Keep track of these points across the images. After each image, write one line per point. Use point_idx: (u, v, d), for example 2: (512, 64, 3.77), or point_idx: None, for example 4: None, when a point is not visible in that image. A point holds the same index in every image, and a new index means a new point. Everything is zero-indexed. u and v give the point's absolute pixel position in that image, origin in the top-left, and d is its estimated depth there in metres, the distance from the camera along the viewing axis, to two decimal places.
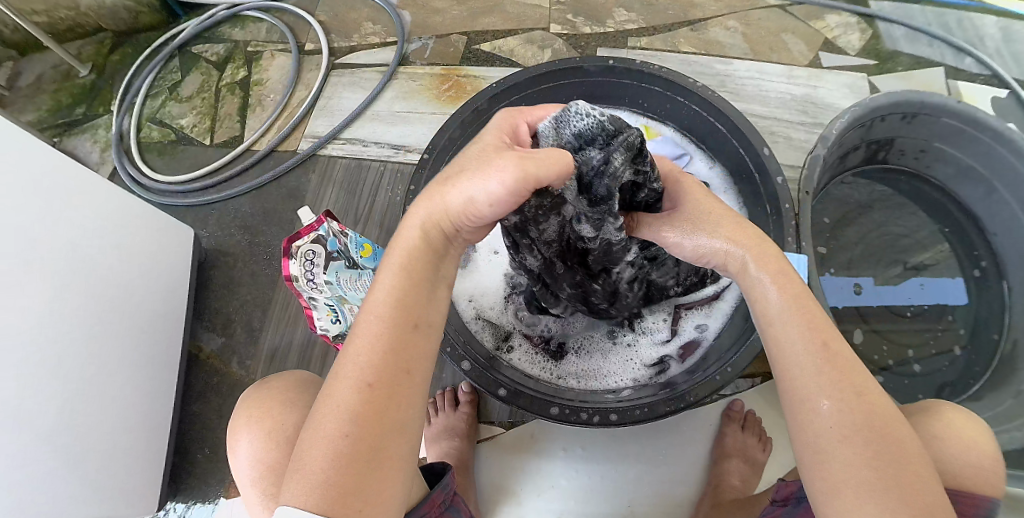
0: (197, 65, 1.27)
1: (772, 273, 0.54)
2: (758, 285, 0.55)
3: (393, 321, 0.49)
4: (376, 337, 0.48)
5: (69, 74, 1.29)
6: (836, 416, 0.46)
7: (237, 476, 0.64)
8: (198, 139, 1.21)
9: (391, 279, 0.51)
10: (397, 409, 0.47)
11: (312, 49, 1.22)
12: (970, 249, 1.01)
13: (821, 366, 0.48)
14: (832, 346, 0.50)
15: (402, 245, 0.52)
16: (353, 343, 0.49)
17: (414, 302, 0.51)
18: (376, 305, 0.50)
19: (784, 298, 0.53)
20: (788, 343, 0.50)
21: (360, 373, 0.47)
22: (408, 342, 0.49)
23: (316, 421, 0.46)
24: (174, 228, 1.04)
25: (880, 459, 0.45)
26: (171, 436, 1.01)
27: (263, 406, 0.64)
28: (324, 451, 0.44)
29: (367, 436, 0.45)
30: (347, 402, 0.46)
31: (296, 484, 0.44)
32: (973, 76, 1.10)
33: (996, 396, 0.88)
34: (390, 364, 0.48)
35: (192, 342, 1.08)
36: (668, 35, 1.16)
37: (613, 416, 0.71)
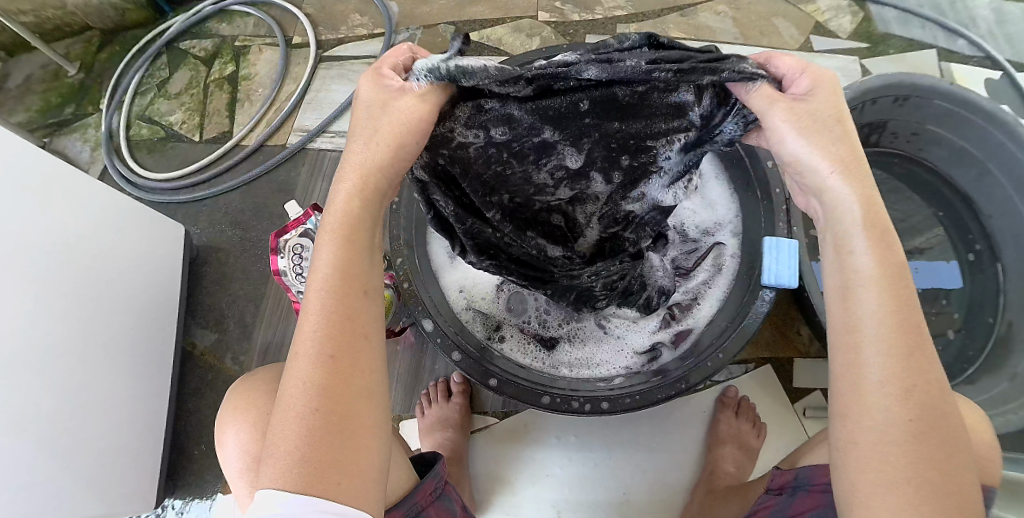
0: (185, 61, 1.26)
1: (870, 235, 0.44)
2: (848, 244, 0.45)
3: (342, 292, 0.46)
4: (326, 312, 0.45)
5: (58, 73, 1.28)
6: (899, 411, 0.42)
7: (226, 467, 0.64)
8: (187, 136, 1.20)
9: (331, 250, 0.47)
10: (357, 375, 0.45)
11: (300, 43, 1.22)
12: (964, 233, 1.00)
13: (896, 355, 0.42)
14: (911, 332, 0.43)
15: (338, 213, 0.48)
16: (302, 320, 0.46)
17: (360, 269, 0.47)
18: (322, 276, 0.46)
19: (876, 269, 0.44)
20: (865, 324, 0.44)
21: (313, 347, 0.44)
22: (360, 309, 0.47)
23: (282, 402, 0.44)
24: (164, 226, 1.03)
25: (933, 457, 0.41)
26: (167, 433, 1.01)
27: (251, 397, 0.64)
28: (296, 431, 0.43)
29: (330, 408, 0.43)
30: (308, 377, 0.44)
31: (272, 468, 0.43)
32: (966, 58, 1.10)
33: (991, 378, 0.88)
34: (343, 335, 0.45)
35: (186, 339, 1.08)
36: (658, 21, 1.15)
37: (605, 405, 0.71)
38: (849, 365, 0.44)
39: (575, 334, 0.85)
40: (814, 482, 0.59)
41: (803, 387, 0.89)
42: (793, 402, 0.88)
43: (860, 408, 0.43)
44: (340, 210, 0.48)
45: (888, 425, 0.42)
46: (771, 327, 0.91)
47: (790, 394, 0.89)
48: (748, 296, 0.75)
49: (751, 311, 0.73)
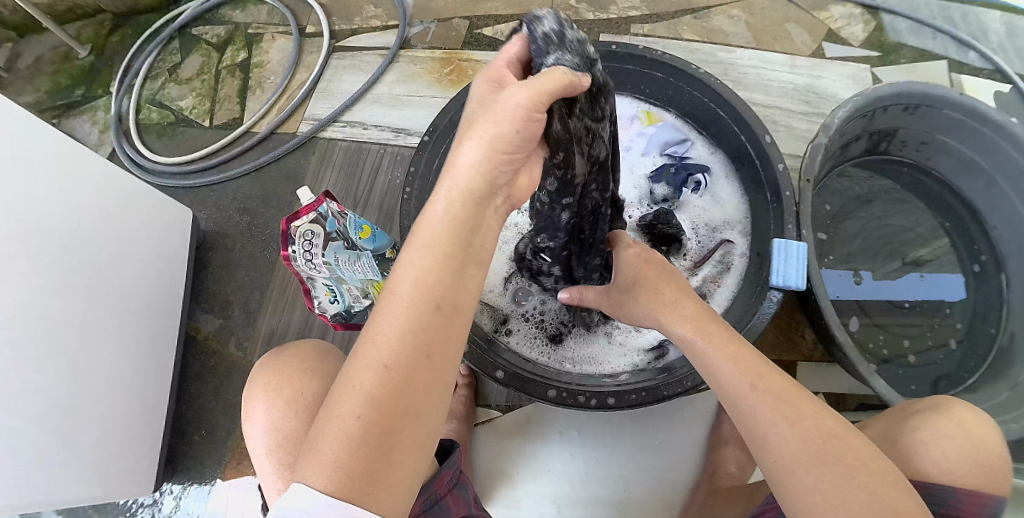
0: (197, 47, 1.26)
1: (689, 315, 0.62)
2: (687, 339, 0.60)
3: (421, 306, 0.43)
4: (401, 323, 0.43)
5: (69, 55, 1.28)
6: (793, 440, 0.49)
7: (253, 445, 0.64)
8: (197, 121, 1.20)
9: (421, 263, 0.44)
10: (417, 396, 0.42)
11: (313, 32, 1.22)
12: (970, 245, 1.01)
13: (761, 397, 0.52)
14: (761, 381, 0.54)
15: (433, 219, 0.46)
16: (379, 323, 0.44)
17: (442, 280, 0.44)
18: (399, 282, 0.44)
19: (714, 348, 0.57)
20: (725, 382, 0.55)
21: (380, 357, 0.42)
22: (435, 325, 0.44)
23: (334, 398, 0.42)
24: (172, 210, 1.03)
25: (845, 468, 0.47)
26: (168, 417, 1.01)
27: (285, 374, 0.65)
28: (340, 434, 0.41)
29: (378, 416, 0.41)
30: (366, 383, 0.42)
31: (310, 463, 0.41)
32: (977, 70, 1.10)
33: (992, 389, 0.88)
34: (412, 351, 0.43)
35: (189, 324, 1.08)
36: (672, 23, 1.15)
37: (610, 400, 0.71)
38: (751, 432, 0.52)
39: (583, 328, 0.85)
40: None
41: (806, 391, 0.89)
42: None
43: (768, 444, 0.51)
44: (432, 219, 0.46)
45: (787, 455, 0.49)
46: (775, 330, 0.91)
47: None
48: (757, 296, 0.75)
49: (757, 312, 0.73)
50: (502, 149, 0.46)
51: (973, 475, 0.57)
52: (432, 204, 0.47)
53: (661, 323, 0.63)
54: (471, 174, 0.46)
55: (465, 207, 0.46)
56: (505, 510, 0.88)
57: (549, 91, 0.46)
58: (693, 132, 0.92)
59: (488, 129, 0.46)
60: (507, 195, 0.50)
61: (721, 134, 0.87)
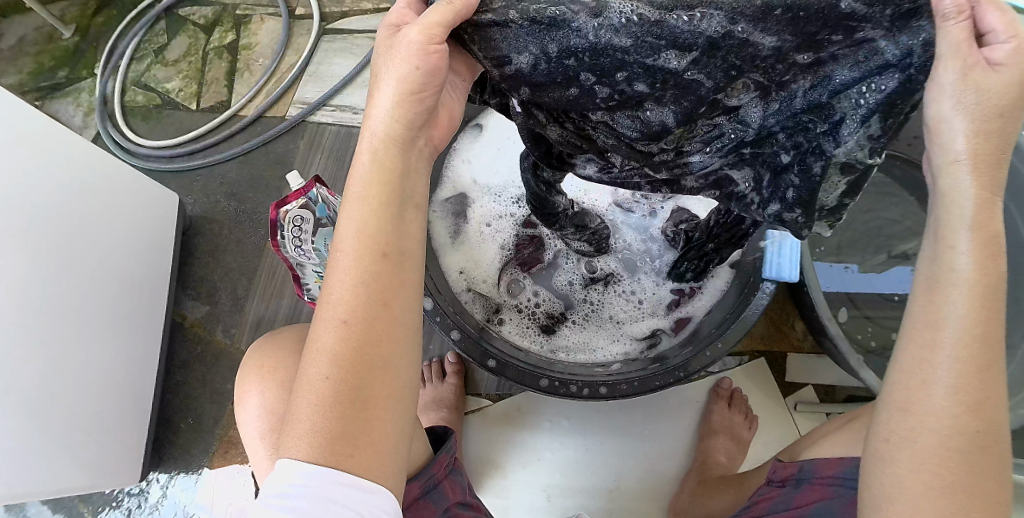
0: (184, 28, 1.23)
1: (980, 228, 0.40)
2: (948, 237, 0.41)
3: (368, 260, 0.42)
4: (351, 281, 0.41)
5: (52, 35, 1.25)
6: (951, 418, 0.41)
7: (246, 430, 0.63)
8: (184, 104, 1.18)
9: (358, 217, 0.42)
10: (382, 349, 0.41)
11: (303, 14, 1.19)
12: None
13: (968, 355, 0.40)
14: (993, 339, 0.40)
15: (358, 175, 0.43)
16: (331, 284, 0.43)
17: (384, 227, 0.43)
18: (342, 240, 0.43)
19: (980, 269, 0.40)
20: (948, 327, 0.41)
21: (337, 316, 0.41)
22: (385, 275, 0.42)
23: (304, 365, 0.42)
24: (159, 195, 1.01)
25: (975, 463, 0.41)
26: (155, 405, 1.00)
27: (274, 358, 0.64)
28: (309, 401, 0.41)
29: (346, 378, 0.40)
30: (326, 348, 0.41)
31: (290, 437, 0.41)
32: None
33: None
34: (367, 305, 0.41)
35: (176, 310, 1.06)
36: None
37: (603, 390, 0.71)
38: (914, 374, 0.42)
39: (575, 317, 0.84)
40: (818, 474, 0.59)
41: (795, 381, 0.89)
42: (785, 396, 0.89)
43: (920, 406, 0.42)
44: (360, 166, 0.44)
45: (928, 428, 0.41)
46: (767, 321, 0.91)
47: (783, 388, 0.89)
48: (749, 286, 0.75)
49: (750, 304, 0.73)
50: (411, 90, 0.43)
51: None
52: (359, 155, 0.44)
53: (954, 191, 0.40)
54: (391, 121, 0.43)
55: (387, 154, 0.44)
56: (496, 499, 0.88)
57: (439, 22, 0.40)
58: None
59: (393, 73, 0.42)
60: (430, 137, 0.48)
61: None
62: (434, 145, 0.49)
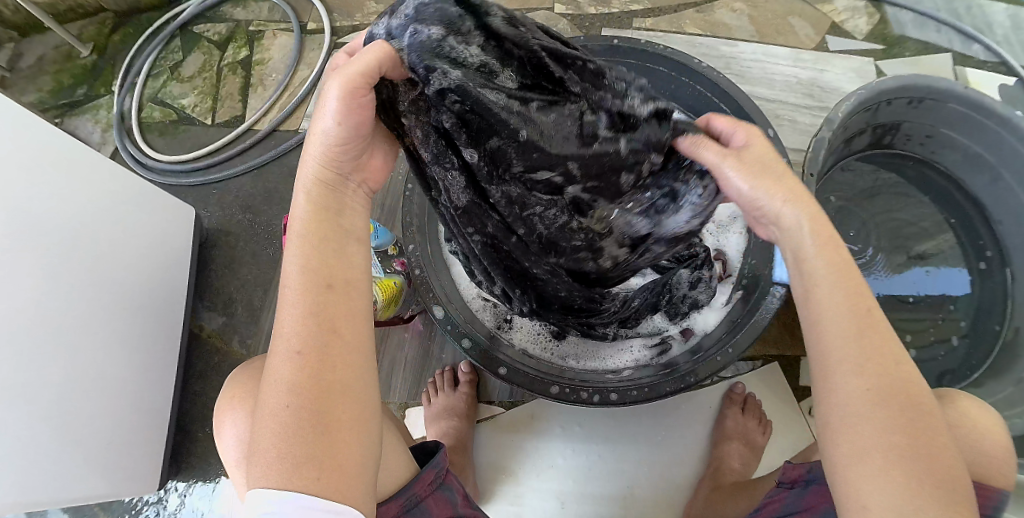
0: (199, 45, 1.26)
1: (822, 238, 0.46)
2: (803, 252, 0.46)
3: (316, 292, 0.45)
4: (298, 316, 0.44)
5: (71, 54, 1.28)
6: (869, 399, 0.42)
7: (226, 459, 0.64)
8: (200, 119, 1.20)
9: (299, 252, 0.46)
10: (336, 377, 0.44)
11: (315, 28, 1.21)
12: (976, 241, 1.00)
13: (854, 338, 0.43)
14: (871, 319, 0.44)
15: (298, 216, 0.47)
16: (280, 318, 0.45)
17: (325, 259, 0.46)
18: (287, 275, 0.46)
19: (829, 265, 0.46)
20: (827, 318, 0.44)
21: (289, 349, 0.43)
22: (330, 303, 0.45)
23: (264, 397, 0.44)
24: (176, 207, 1.04)
25: (917, 445, 0.40)
26: (173, 415, 1.02)
27: (247, 388, 0.62)
28: (273, 428, 0.42)
29: (300, 401, 0.42)
30: (284, 377, 0.43)
31: (261, 466, 0.42)
32: (982, 63, 1.09)
33: (997, 383, 0.88)
34: (318, 338, 0.44)
35: (193, 321, 1.08)
36: (674, 17, 1.14)
37: (613, 396, 0.71)
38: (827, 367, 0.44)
39: None
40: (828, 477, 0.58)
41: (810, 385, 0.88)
42: (798, 400, 0.89)
43: (838, 399, 0.43)
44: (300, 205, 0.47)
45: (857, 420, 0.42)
46: (779, 324, 0.90)
47: (796, 392, 0.89)
48: (757, 292, 0.75)
49: (760, 308, 0.73)
50: (340, 144, 0.45)
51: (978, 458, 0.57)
52: (294, 195, 0.47)
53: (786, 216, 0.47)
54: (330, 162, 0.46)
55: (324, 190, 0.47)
56: (509, 506, 0.88)
57: (360, 71, 0.42)
58: None
59: (326, 131, 0.45)
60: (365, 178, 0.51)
61: None
62: (372, 184, 0.52)
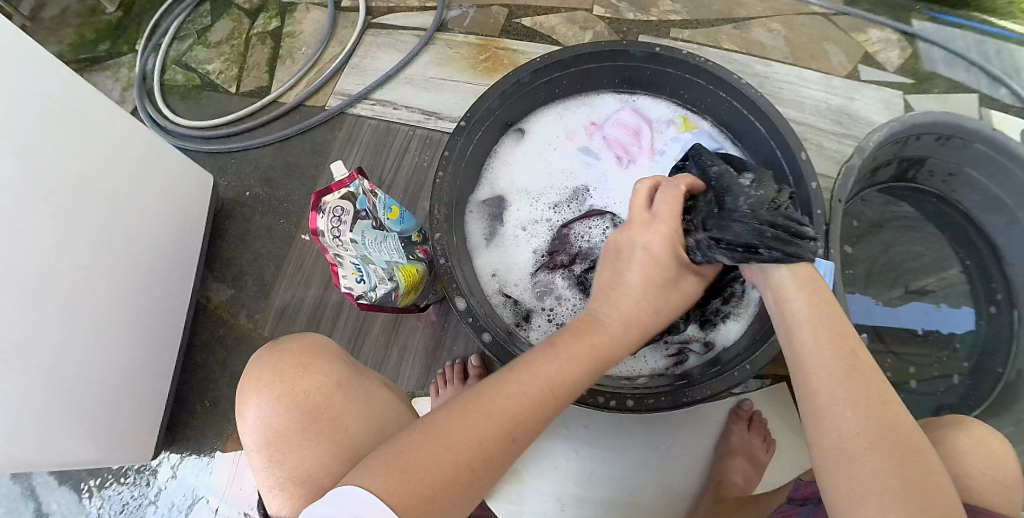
0: (229, 12, 1.24)
1: (806, 295, 0.57)
2: (788, 304, 0.57)
3: (563, 378, 0.50)
4: (532, 400, 0.49)
5: (97, 9, 1.26)
6: (860, 425, 0.47)
7: (245, 438, 0.61)
8: (223, 86, 1.19)
9: (580, 344, 0.52)
10: (510, 451, 0.47)
11: (349, 6, 1.20)
12: (986, 282, 1.00)
13: (840, 374, 0.50)
14: (857, 355, 0.51)
15: (609, 315, 0.55)
16: (514, 380, 0.49)
17: (586, 375, 0.52)
18: (564, 356, 0.51)
19: (809, 312, 0.55)
20: (813, 355, 0.52)
21: (503, 416, 0.47)
22: (558, 406, 0.50)
23: (447, 426, 0.46)
24: (194, 173, 1.02)
25: (901, 471, 0.45)
26: (172, 383, 1.00)
27: (276, 370, 0.61)
28: (439, 461, 0.44)
29: (477, 465, 0.45)
30: (481, 430, 0.46)
31: (381, 470, 0.43)
32: (1006, 106, 1.09)
33: (999, 422, 0.88)
34: (526, 425, 0.48)
35: (201, 291, 1.07)
36: (711, 30, 1.14)
37: (629, 402, 0.69)
38: (809, 397, 0.51)
39: None
40: None
41: None
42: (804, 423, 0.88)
43: (828, 426, 0.49)
44: (614, 326, 0.54)
45: (845, 437, 0.47)
46: None
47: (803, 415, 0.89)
48: None
49: None
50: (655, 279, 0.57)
51: (990, 492, 0.57)
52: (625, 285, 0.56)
53: (779, 281, 0.59)
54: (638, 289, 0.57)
55: (648, 319, 0.57)
56: (508, 503, 0.87)
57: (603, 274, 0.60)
58: (729, 143, 0.90)
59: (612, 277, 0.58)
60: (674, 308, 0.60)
61: (756, 144, 0.85)
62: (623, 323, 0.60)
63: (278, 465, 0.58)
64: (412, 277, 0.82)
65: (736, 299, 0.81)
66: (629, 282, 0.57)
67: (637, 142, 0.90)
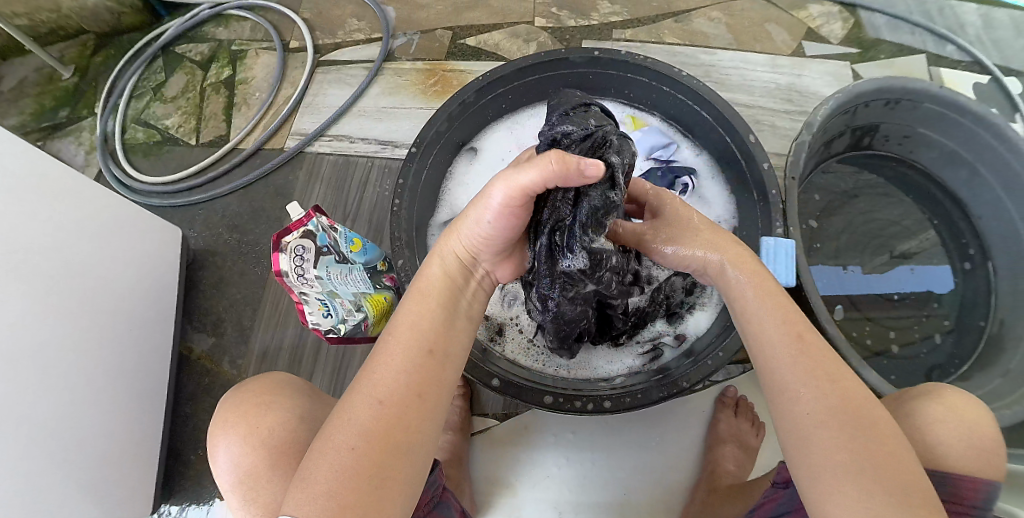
0: (182, 65, 1.26)
1: (734, 262, 0.59)
2: (732, 280, 0.58)
3: (416, 344, 0.52)
4: (397, 373, 0.50)
5: (52, 76, 1.27)
6: (816, 400, 0.48)
7: (219, 480, 0.62)
8: (184, 139, 1.20)
9: (418, 312, 0.54)
10: (407, 427, 0.48)
11: (298, 46, 1.22)
12: (958, 238, 1.02)
13: (797, 354, 0.50)
14: (806, 336, 0.52)
15: (426, 281, 0.57)
16: (374, 367, 0.50)
17: (433, 331, 0.53)
18: (399, 329, 0.53)
19: (748, 283, 0.57)
20: (768, 334, 0.52)
21: (375, 394, 0.48)
22: (429, 368, 0.51)
23: (331, 433, 0.47)
24: (163, 227, 1.03)
25: (863, 446, 0.45)
26: (164, 438, 1.01)
27: (239, 412, 0.62)
28: (333, 464, 0.45)
29: (372, 449, 0.46)
30: (359, 421, 0.47)
31: (298, 498, 0.44)
32: (954, 63, 1.12)
33: (985, 375, 0.90)
34: (405, 392, 0.49)
35: (182, 343, 1.07)
36: (653, 27, 1.16)
37: (607, 404, 0.71)
38: (768, 375, 0.51)
39: None
40: None
41: None
42: None
43: (791, 404, 0.49)
44: (434, 280, 0.57)
45: (810, 419, 0.47)
46: None
47: None
48: None
49: None
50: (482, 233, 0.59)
51: (976, 449, 0.58)
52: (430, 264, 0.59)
53: (708, 253, 0.61)
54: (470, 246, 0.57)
55: (458, 268, 0.58)
56: None
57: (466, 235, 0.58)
58: (679, 135, 0.92)
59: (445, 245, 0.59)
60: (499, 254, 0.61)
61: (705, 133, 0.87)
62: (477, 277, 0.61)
63: (253, 501, 0.59)
64: (381, 305, 0.82)
65: (701, 288, 0.83)
66: (440, 254, 0.59)
67: None
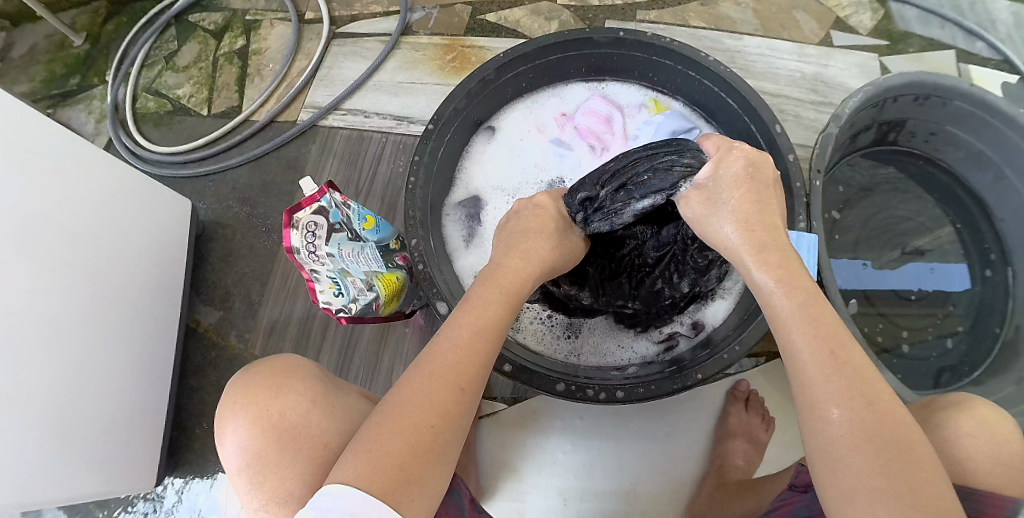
0: (194, 35, 1.24)
1: (778, 278, 0.52)
2: (765, 289, 0.52)
3: (486, 338, 0.53)
4: (469, 362, 0.51)
5: (63, 43, 1.25)
6: (847, 425, 0.44)
7: (225, 465, 0.61)
8: (195, 110, 1.19)
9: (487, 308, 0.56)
10: (466, 412, 0.49)
11: (313, 18, 1.19)
12: (980, 242, 1.00)
13: (829, 375, 0.46)
14: (839, 353, 0.47)
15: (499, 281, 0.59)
16: (444, 351, 0.52)
17: (499, 327, 0.55)
18: (468, 322, 0.54)
19: (793, 308, 0.50)
20: (796, 349, 0.48)
21: (444, 373, 0.50)
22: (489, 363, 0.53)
23: (399, 405, 0.48)
24: (173, 199, 1.02)
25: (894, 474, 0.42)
26: (169, 410, 1.00)
27: (251, 391, 0.61)
28: (401, 435, 0.45)
29: (436, 427, 0.47)
30: (428, 400, 0.48)
31: (353, 461, 0.44)
32: (984, 60, 1.08)
33: (999, 381, 0.88)
34: (471, 382, 0.51)
35: (190, 316, 1.07)
36: (677, 10, 1.13)
37: (619, 393, 0.69)
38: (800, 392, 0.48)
39: (591, 324, 0.84)
40: None
41: None
42: None
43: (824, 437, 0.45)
44: (510, 280, 0.59)
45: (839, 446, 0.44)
46: None
47: None
48: None
49: None
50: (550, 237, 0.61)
51: (999, 458, 0.56)
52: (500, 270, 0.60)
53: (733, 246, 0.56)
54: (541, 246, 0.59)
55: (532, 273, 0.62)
56: (512, 502, 0.87)
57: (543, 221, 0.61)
58: (701, 121, 0.90)
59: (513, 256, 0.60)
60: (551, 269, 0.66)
61: (729, 120, 0.84)
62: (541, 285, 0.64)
63: (259, 487, 0.58)
64: (392, 285, 0.82)
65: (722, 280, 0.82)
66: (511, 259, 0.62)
67: (609, 129, 0.90)
